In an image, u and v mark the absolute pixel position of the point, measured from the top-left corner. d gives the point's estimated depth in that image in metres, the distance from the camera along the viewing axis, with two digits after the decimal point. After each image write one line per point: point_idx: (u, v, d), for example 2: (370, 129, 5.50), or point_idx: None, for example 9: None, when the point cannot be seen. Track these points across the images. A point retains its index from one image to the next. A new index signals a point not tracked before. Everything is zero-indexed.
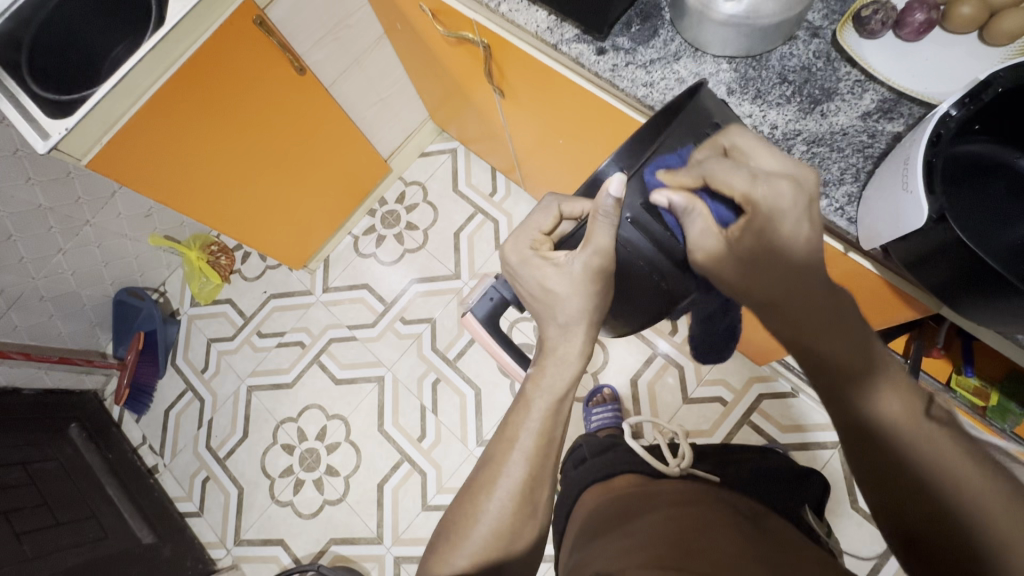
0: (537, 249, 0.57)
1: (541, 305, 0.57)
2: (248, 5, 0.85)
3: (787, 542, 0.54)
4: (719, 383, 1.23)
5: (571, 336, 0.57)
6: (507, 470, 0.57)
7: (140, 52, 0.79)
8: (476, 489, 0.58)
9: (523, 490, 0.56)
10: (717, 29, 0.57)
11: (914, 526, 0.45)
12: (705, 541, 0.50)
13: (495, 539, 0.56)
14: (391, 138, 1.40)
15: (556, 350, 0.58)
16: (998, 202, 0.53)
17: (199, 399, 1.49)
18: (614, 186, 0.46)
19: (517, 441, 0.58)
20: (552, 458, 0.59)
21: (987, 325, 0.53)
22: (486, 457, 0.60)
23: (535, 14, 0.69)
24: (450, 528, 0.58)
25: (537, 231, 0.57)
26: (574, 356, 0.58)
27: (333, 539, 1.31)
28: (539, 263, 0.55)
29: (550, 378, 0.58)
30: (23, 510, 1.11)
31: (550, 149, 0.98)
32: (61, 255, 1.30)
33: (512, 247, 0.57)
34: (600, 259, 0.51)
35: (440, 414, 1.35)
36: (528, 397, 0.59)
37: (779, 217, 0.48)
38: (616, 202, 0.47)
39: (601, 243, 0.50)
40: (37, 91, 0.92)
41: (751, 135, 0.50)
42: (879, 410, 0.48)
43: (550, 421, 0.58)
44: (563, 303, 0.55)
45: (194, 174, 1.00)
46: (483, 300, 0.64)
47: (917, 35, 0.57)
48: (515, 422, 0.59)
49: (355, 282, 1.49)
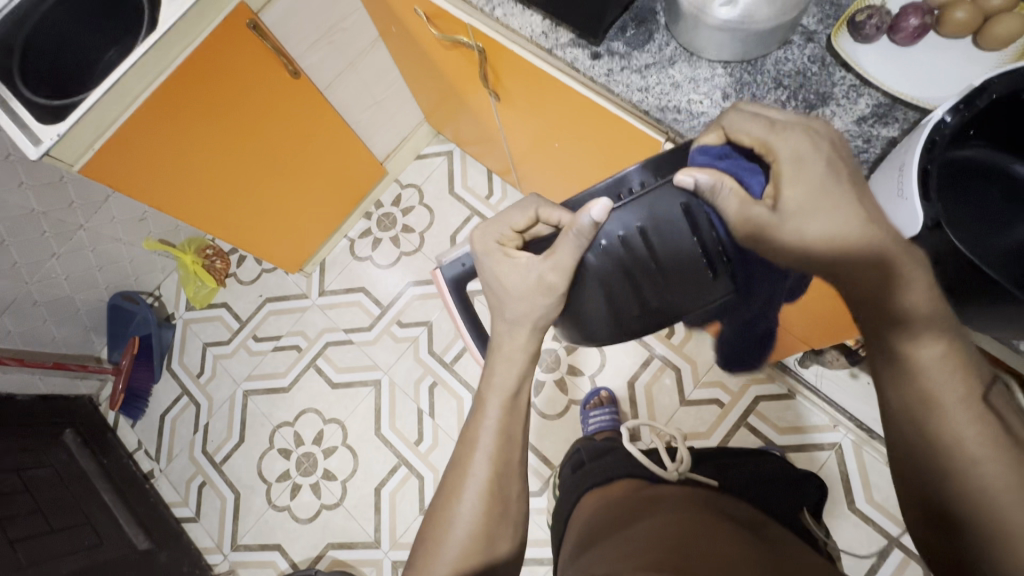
0: (504, 245, 0.57)
1: (493, 296, 0.59)
2: (241, 9, 0.85)
3: (761, 540, 0.54)
4: (716, 385, 1.23)
5: (517, 332, 0.58)
6: (474, 470, 0.58)
7: (133, 57, 0.78)
8: (447, 493, 0.58)
9: (491, 485, 0.57)
10: (712, 34, 0.57)
11: (931, 501, 0.47)
12: (699, 548, 0.50)
13: (470, 541, 0.55)
14: (386, 141, 1.40)
15: (502, 347, 0.59)
16: (995, 206, 0.52)
17: (195, 404, 1.49)
18: (596, 210, 0.48)
19: (480, 441, 0.59)
20: (515, 452, 0.59)
21: (983, 329, 0.53)
22: (454, 461, 0.60)
23: (529, 18, 0.69)
24: (425, 539, 0.58)
25: (509, 226, 0.57)
26: (520, 354, 0.59)
27: (331, 543, 1.31)
28: (502, 259, 0.56)
29: (500, 376, 0.59)
30: (17, 518, 1.10)
31: (547, 152, 0.98)
32: (55, 260, 1.29)
33: (480, 235, 0.58)
34: (557, 276, 0.53)
35: (437, 417, 1.34)
36: (485, 399, 0.60)
37: (805, 162, 0.48)
38: (593, 224, 0.50)
39: (563, 260, 0.52)
40: (27, 96, 0.91)
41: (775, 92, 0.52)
42: (929, 387, 0.47)
43: (507, 416, 0.59)
44: (513, 301, 0.57)
45: (190, 176, 0.99)
46: (454, 263, 0.63)
47: (911, 39, 0.57)
48: (475, 422, 0.60)
49: (351, 285, 1.49)
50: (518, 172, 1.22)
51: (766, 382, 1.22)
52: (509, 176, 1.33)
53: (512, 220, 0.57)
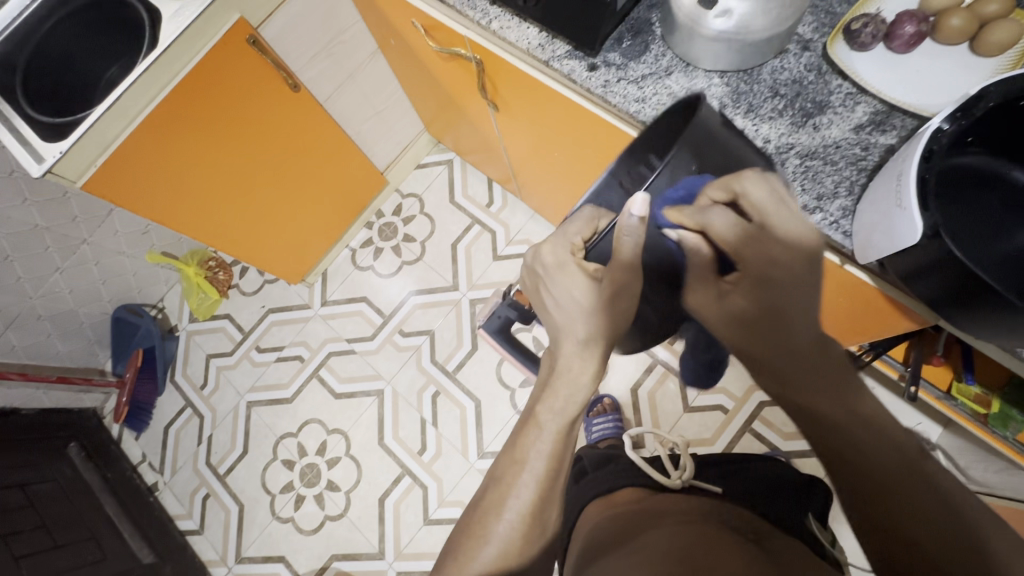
0: (574, 253, 0.57)
1: (561, 315, 0.57)
2: (242, 24, 0.86)
3: (799, 564, 0.53)
4: (720, 391, 1.23)
5: (589, 355, 0.56)
6: (517, 492, 0.55)
7: (135, 73, 0.80)
8: (484, 510, 0.56)
9: (532, 511, 0.54)
10: (707, 44, 0.57)
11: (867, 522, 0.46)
12: (730, 564, 0.49)
13: (501, 563, 0.53)
14: (386, 151, 1.40)
15: (568, 370, 0.56)
16: (993, 212, 0.52)
17: (199, 415, 1.49)
18: (637, 206, 0.50)
19: (528, 463, 0.56)
20: (561, 481, 0.57)
21: (987, 338, 0.52)
22: (496, 474, 0.58)
23: (526, 30, 0.69)
24: (455, 550, 0.56)
25: (576, 237, 0.57)
26: (587, 381, 0.56)
27: (335, 554, 1.31)
28: (573, 274, 0.55)
29: (562, 400, 0.56)
30: (22, 533, 1.11)
31: (546, 162, 0.98)
32: (58, 275, 1.30)
33: (552, 248, 0.57)
34: (625, 273, 0.52)
35: (440, 426, 1.34)
36: (538, 418, 0.57)
37: (776, 270, 0.50)
38: (640, 221, 0.51)
39: (625, 256, 0.52)
40: (31, 114, 0.92)
41: (760, 182, 0.50)
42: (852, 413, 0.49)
43: (561, 443, 0.57)
44: (588, 318, 0.55)
45: (191, 192, 1.00)
46: (493, 318, 0.74)
47: (907, 47, 0.58)
48: (524, 442, 0.57)
49: (354, 295, 1.49)
50: (518, 180, 1.22)
51: None
52: (508, 184, 1.33)
53: (570, 234, 0.58)
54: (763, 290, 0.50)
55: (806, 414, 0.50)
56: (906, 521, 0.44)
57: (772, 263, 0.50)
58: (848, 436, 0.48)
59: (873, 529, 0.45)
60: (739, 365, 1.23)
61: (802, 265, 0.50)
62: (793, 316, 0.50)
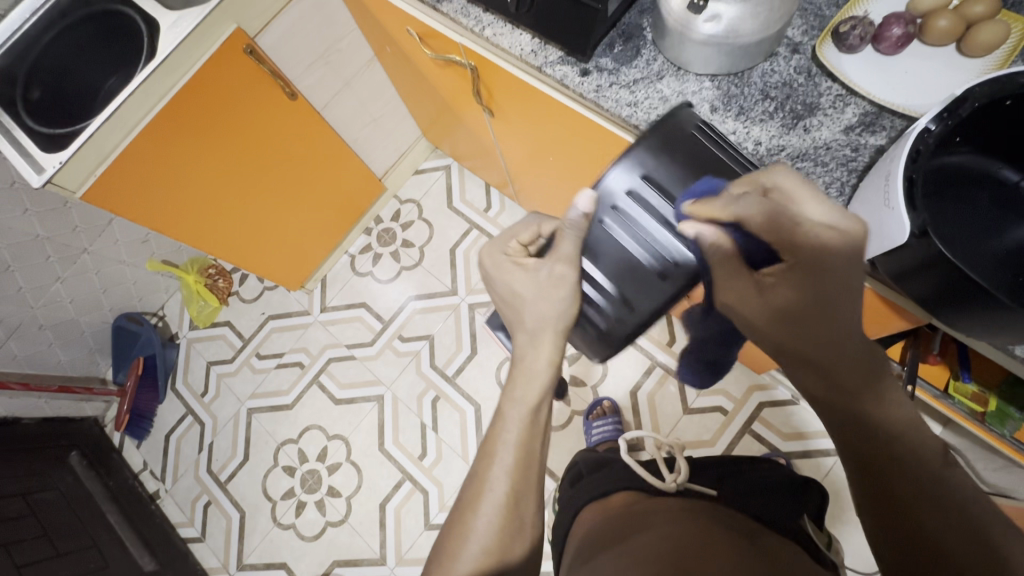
0: (512, 255, 0.62)
1: (512, 312, 0.62)
2: (239, 34, 0.87)
3: (783, 563, 0.53)
4: (719, 392, 1.23)
5: (539, 344, 0.59)
6: (492, 485, 0.56)
7: (132, 85, 0.80)
8: (463, 509, 0.57)
9: (507, 503, 0.55)
10: (697, 48, 0.58)
11: (894, 527, 0.47)
12: (702, 560, 0.50)
13: (484, 559, 0.53)
14: (383, 158, 1.41)
15: (524, 362, 0.60)
16: (982, 212, 0.53)
17: (200, 423, 1.49)
18: (582, 202, 0.55)
19: (497, 455, 0.58)
20: (534, 471, 0.58)
21: (979, 336, 0.53)
22: (474, 474, 0.59)
23: (519, 37, 0.70)
24: (440, 553, 0.56)
25: (514, 240, 0.62)
26: (543, 366, 0.59)
27: (336, 560, 1.31)
28: (512, 270, 0.60)
29: (521, 390, 0.59)
30: (23, 543, 1.11)
31: (541, 165, 0.99)
32: (60, 284, 1.30)
33: (490, 250, 0.62)
34: (564, 267, 0.58)
35: (440, 431, 1.34)
36: (503, 412, 0.59)
37: (827, 254, 0.47)
38: (585, 217, 0.56)
39: (566, 252, 0.58)
40: (31, 125, 0.93)
41: (794, 177, 0.49)
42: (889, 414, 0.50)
43: (527, 433, 0.59)
44: (530, 307, 0.59)
45: (192, 201, 1.01)
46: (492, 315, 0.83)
47: (895, 49, 0.58)
48: (493, 436, 0.59)
49: (353, 301, 1.49)
50: (515, 185, 1.23)
51: (768, 390, 1.21)
52: (506, 189, 1.34)
53: (508, 243, 0.62)
54: (814, 279, 0.48)
55: (849, 407, 0.50)
56: (931, 524, 0.45)
57: (820, 245, 0.47)
58: (890, 444, 0.49)
59: (902, 537, 0.46)
60: (738, 367, 1.23)
61: (853, 249, 0.47)
62: (837, 302, 0.48)
